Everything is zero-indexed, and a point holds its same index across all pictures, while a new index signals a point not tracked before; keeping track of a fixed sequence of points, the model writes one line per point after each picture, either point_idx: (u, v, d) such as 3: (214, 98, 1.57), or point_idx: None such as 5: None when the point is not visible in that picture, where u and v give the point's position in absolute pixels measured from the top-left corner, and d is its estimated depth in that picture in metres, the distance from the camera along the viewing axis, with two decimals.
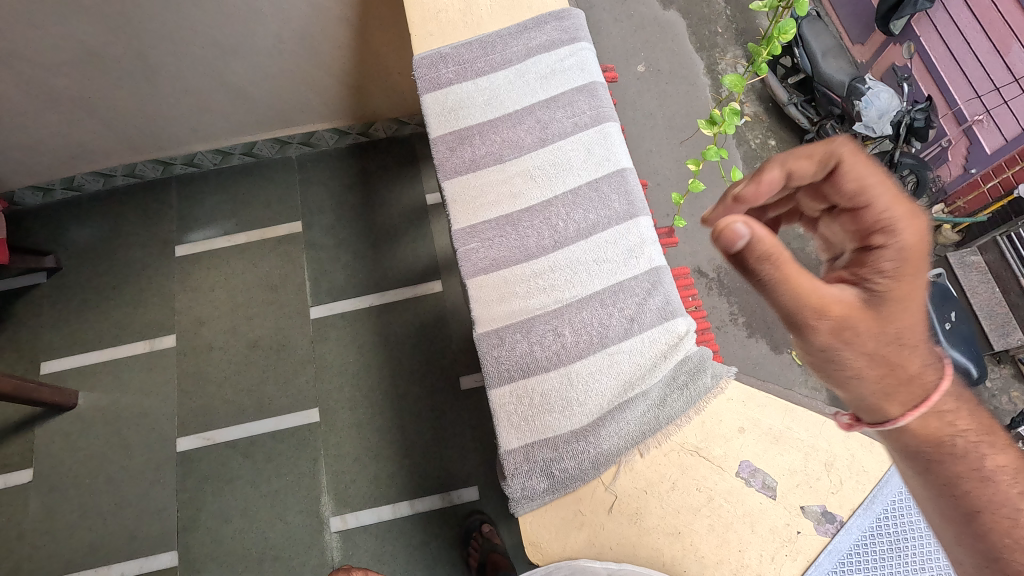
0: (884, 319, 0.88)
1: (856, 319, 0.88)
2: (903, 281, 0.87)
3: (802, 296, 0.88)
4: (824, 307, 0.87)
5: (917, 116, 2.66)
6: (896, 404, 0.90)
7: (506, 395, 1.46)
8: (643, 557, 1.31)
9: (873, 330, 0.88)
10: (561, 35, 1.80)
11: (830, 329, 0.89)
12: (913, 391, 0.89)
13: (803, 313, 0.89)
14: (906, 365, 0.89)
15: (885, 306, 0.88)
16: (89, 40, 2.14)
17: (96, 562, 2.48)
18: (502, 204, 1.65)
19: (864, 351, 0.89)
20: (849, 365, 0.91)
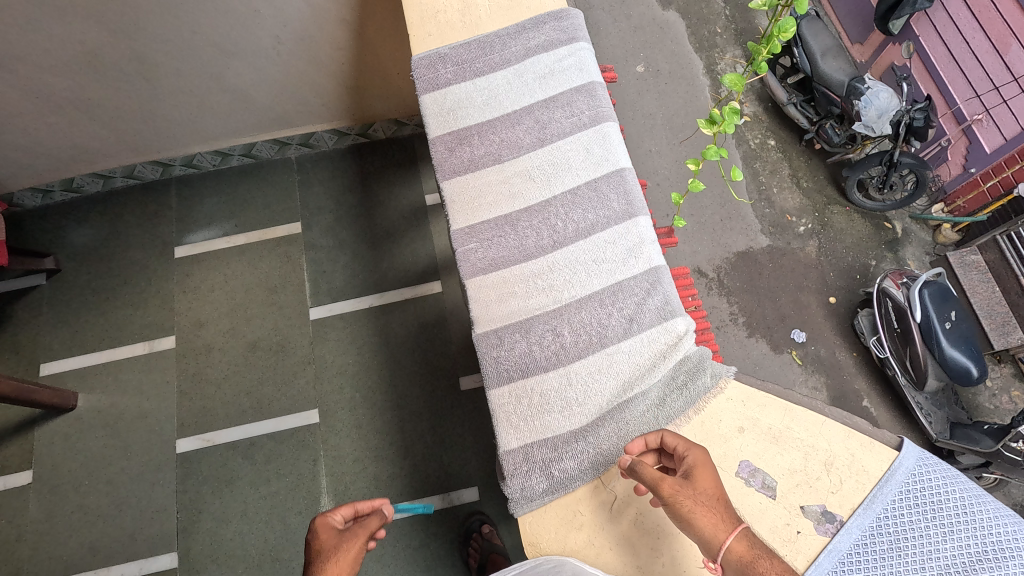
0: (700, 485, 1.16)
1: (681, 489, 1.15)
2: (705, 467, 1.19)
3: (648, 475, 1.18)
4: (663, 482, 1.16)
5: (916, 114, 2.60)
6: (731, 552, 1.09)
7: (505, 396, 1.46)
8: (642, 557, 1.31)
9: (699, 495, 1.15)
10: (559, 35, 1.80)
11: (668, 497, 1.14)
12: (741, 540, 1.10)
13: (654, 488, 1.17)
14: (731, 526, 1.12)
15: (696, 476, 1.17)
16: (89, 41, 2.14)
17: (96, 563, 2.48)
18: (501, 204, 1.65)
19: (696, 510, 1.13)
20: (693, 530, 1.13)
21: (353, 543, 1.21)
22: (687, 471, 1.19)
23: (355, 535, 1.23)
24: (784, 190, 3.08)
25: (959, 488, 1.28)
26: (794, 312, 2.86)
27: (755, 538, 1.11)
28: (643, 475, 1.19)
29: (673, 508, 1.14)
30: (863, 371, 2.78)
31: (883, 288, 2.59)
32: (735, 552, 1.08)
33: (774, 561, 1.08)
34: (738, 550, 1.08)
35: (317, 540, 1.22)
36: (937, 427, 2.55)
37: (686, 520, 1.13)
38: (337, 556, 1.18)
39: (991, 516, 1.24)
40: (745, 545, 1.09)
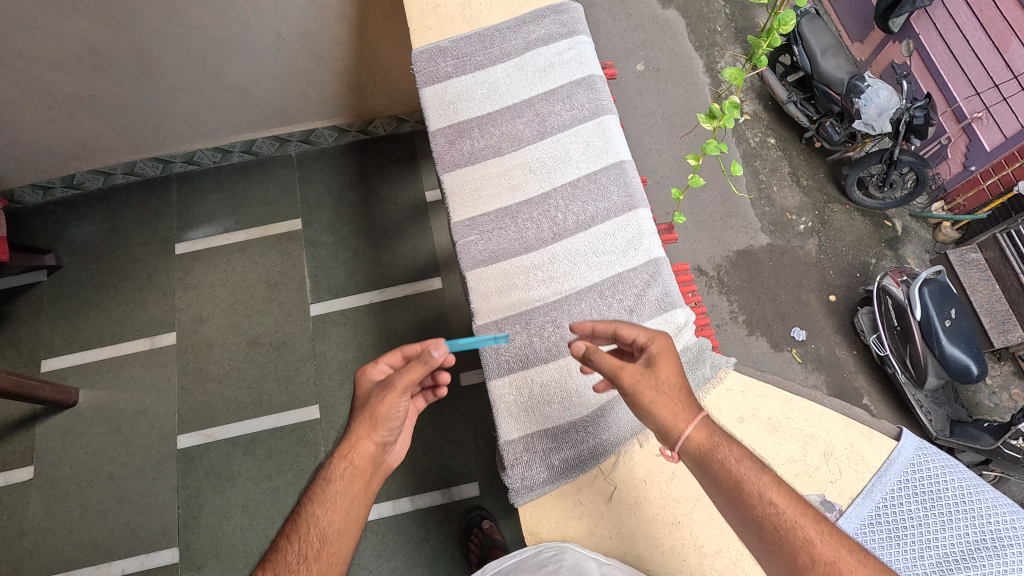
0: (662, 374, 1.12)
1: (640, 377, 1.11)
2: (667, 354, 1.16)
3: (607, 363, 1.15)
4: (622, 370, 1.12)
5: (916, 113, 2.61)
6: (691, 441, 1.05)
7: (505, 386, 1.46)
8: (642, 546, 1.32)
9: (660, 384, 1.11)
10: (559, 29, 1.80)
11: (628, 385, 1.11)
12: (701, 429, 1.06)
13: (613, 376, 1.13)
14: (693, 415, 1.08)
15: (657, 364, 1.13)
16: (90, 37, 2.14)
17: (97, 559, 2.48)
18: (501, 197, 1.66)
19: (656, 399, 1.09)
20: (651, 418, 1.09)
21: (387, 395, 1.13)
22: (650, 360, 1.15)
23: (389, 385, 1.14)
24: (784, 187, 3.09)
25: (957, 477, 1.28)
26: (794, 310, 2.87)
27: (717, 426, 1.08)
28: (601, 363, 1.15)
29: (633, 397, 1.11)
30: (863, 369, 2.79)
31: (883, 285, 2.59)
32: (694, 440, 1.05)
33: (736, 447, 1.05)
34: (697, 439, 1.04)
35: (362, 387, 1.21)
36: (938, 424, 2.55)
37: (645, 409, 1.10)
38: (367, 410, 1.14)
39: (990, 506, 1.26)
40: (706, 434, 1.06)
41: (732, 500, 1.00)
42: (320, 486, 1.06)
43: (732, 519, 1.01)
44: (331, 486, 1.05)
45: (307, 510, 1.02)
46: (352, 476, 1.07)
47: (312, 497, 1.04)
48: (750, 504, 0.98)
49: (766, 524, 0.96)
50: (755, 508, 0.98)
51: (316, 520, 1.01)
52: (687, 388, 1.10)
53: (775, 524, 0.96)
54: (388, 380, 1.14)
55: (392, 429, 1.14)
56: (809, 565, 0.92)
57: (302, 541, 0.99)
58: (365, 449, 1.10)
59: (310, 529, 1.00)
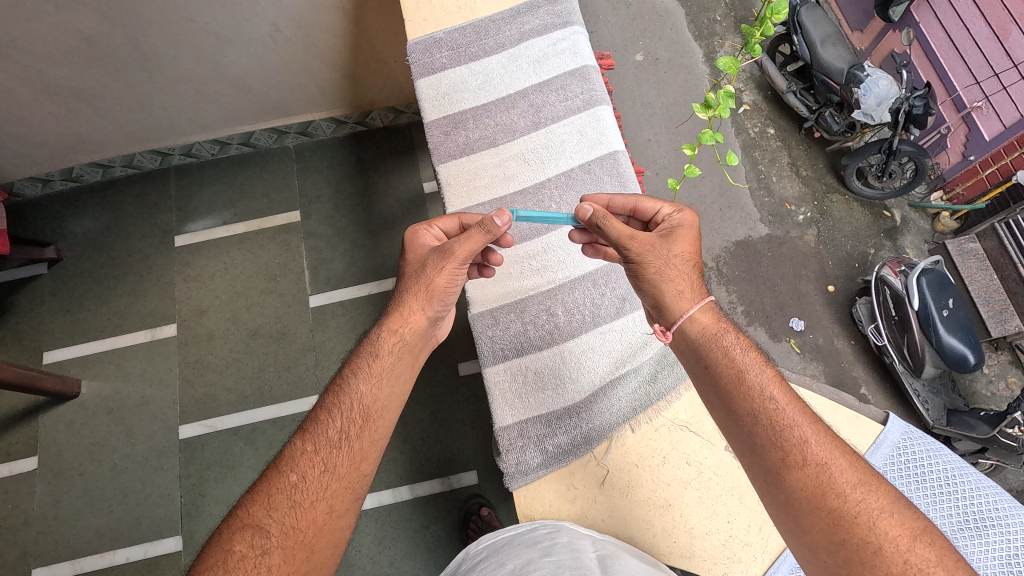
0: (675, 250, 1.24)
1: (652, 249, 1.23)
2: (682, 231, 1.27)
3: (618, 231, 1.24)
4: (634, 238, 1.23)
5: (916, 102, 2.62)
6: (695, 321, 1.18)
7: (500, 374, 1.48)
8: (634, 528, 1.34)
9: (670, 258, 1.23)
10: (553, 19, 1.81)
11: (639, 254, 1.23)
12: (706, 312, 1.19)
13: (623, 243, 1.24)
14: (697, 299, 1.21)
15: (669, 240, 1.24)
16: (86, 30, 2.14)
17: (102, 547, 2.52)
18: (496, 187, 1.67)
19: (664, 271, 1.21)
20: (656, 287, 1.22)
21: (440, 269, 1.28)
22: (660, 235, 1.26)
23: (441, 258, 1.28)
24: (783, 177, 3.10)
25: (942, 460, 1.32)
26: (792, 299, 2.89)
27: (721, 316, 1.21)
28: (611, 231, 1.24)
29: (643, 264, 1.23)
30: (860, 359, 2.81)
31: (881, 276, 2.61)
32: (699, 322, 1.18)
33: (738, 338, 1.18)
34: (703, 321, 1.17)
35: (416, 259, 1.35)
36: (935, 413, 2.57)
37: (652, 279, 1.22)
38: (422, 285, 1.30)
39: (973, 487, 1.29)
40: (710, 319, 1.19)
41: (734, 390, 1.11)
42: (366, 361, 1.24)
43: (727, 405, 1.12)
44: (379, 359, 1.23)
45: (354, 383, 1.20)
46: (400, 349, 1.25)
47: (359, 373, 1.21)
48: (750, 396, 1.09)
49: (762, 417, 1.07)
50: (755, 401, 1.09)
51: (361, 390, 1.19)
52: (697, 270, 1.23)
53: (770, 417, 1.07)
54: (440, 253, 1.28)
55: (440, 304, 1.31)
56: (799, 461, 1.02)
57: (347, 409, 1.17)
58: (415, 321, 1.28)
59: (354, 399, 1.18)
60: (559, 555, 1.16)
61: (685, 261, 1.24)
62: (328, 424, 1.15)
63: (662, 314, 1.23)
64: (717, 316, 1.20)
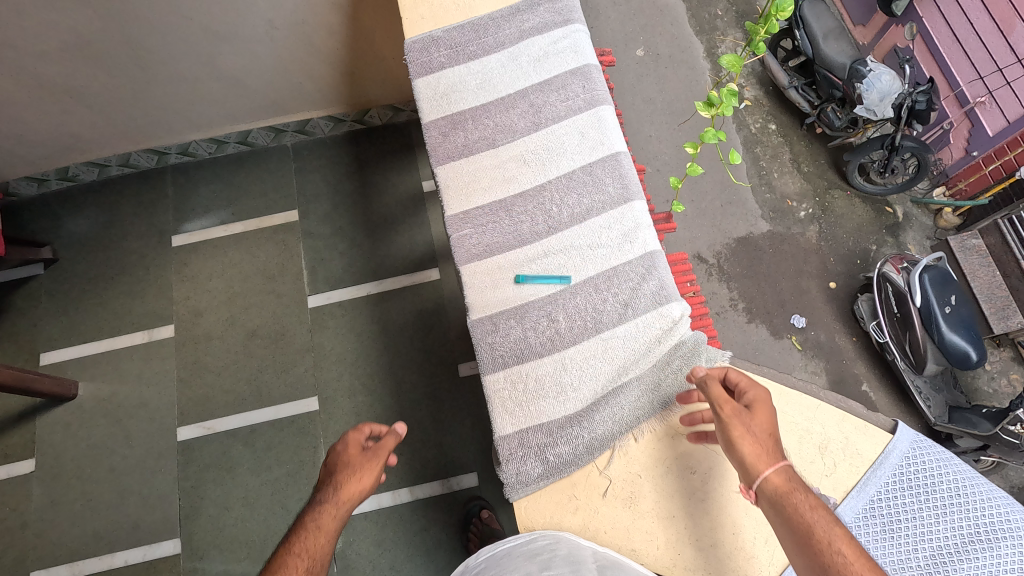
0: (757, 419, 1.20)
1: (736, 415, 1.20)
2: (765, 403, 1.22)
3: (714, 393, 1.24)
4: (725, 402, 1.22)
5: (919, 97, 2.56)
6: (768, 482, 1.12)
7: (500, 382, 1.46)
8: (637, 541, 1.32)
9: (752, 426, 1.19)
10: (554, 18, 1.78)
11: (724, 416, 1.20)
12: (780, 473, 1.12)
13: (714, 405, 1.22)
14: (774, 461, 1.14)
15: (755, 410, 1.21)
16: (80, 28, 2.11)
17: (99, 550, 2.50)
18: (494, 189, 1.64)
19: (743, 436, 1.17)
20: (735, 454, 1.17)
21: (372, 465, 1.23)
22: (749, 401, 1.23)
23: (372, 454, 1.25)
24: (784, 173, 3.06)
25: (952, 470, 1.29)
26: (794, 297, 2.86)
27: (796, 476, 1.13)
28: (710, 390, 1.25)
29: (724, 427, 1.19)
30: (862, 356, 2.78)
31: (883, 272, 2.59)
32: (771, 482, 1.11)
33: (812, 495, 1.09)
34: (775, 482, 1.10)
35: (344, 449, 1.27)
36: (936, 410, 2.54)
37: (731, 440, 1.18)
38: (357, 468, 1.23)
39: (986, 497, 1.27)
40: (783, 478, 1.12)
41: (801, 540, 1.04)
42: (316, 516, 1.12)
43: (797, 560, 1.04)
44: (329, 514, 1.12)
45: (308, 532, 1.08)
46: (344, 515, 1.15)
47: (313, 523, 1.10)
48: (818, 550, 1.01)
49: (832, 569, 0.99)
50: (823, 553, 1.01)
51: (318, 543, 1.07)
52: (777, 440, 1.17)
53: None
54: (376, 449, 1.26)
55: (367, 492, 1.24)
56: None
57: (311, 551, 1.05)
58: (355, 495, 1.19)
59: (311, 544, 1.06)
60: (558, 568, 1.15)
61: (771, 430, 1.19)
62: (293, 566, 1.01)
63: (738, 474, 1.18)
64: (791, 474, 1.12)
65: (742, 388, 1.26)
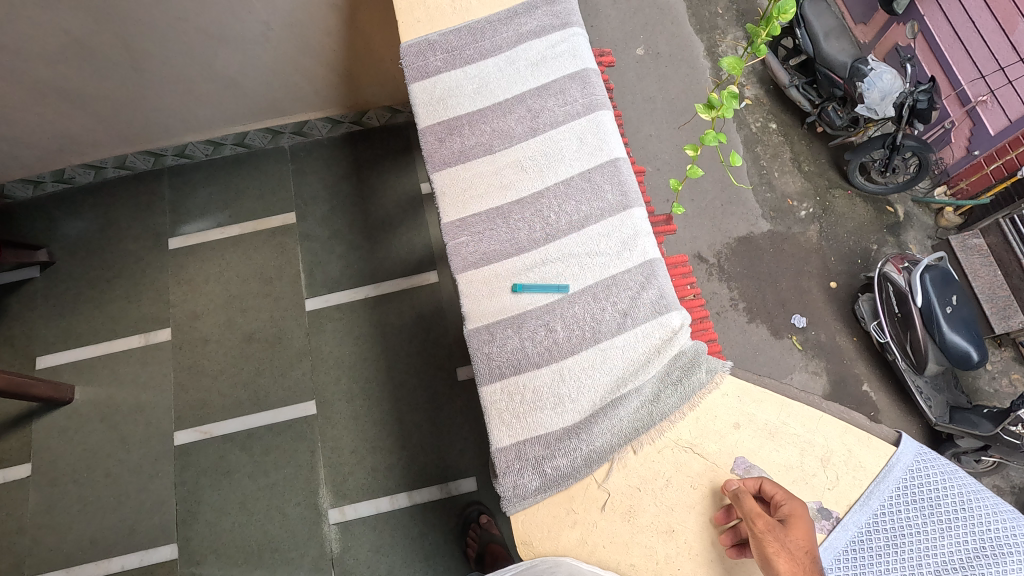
0: (793, 535, 1.19)
1: (772, 530, 1.19)
2: (801, 517, 1.21)
3: (748, 506, 1.23)
4: (760, 517, 1.21)
5: (919, 97, 2.53)
6: None
7: (497, 393, 1.44)
8: (636, 555, 1.31)
9: (788, 542, 1.18)
10: (551, 21, 1.76)
11: (758, 532, 1.19)
12: None
13: (748, 519, 1.21)
14: None
15: (792, 526, 1.19)
16: (73, 29, 2.08)
17: (96, 556, 2.49)
18: (491, 196, 1.62)
19: (779, 554, 1.16)
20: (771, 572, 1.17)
21: None
22: (785, 518, 1.22)
23: None
24: (784, 173, 3.04)
25: (957, 483, 1.28)
26: (795, 298, 2.83)
27: None
28: (744, 503, 1.23)
29: (758, 542, 1.19)
30: (863, 356, 2.76)
31: (884, 272, 2.56)
32: None
33: None
34: None
35: None
36: (937, 410, 2.52)
37: (767, 558, 1.17)
38: None
39: (990, 512, 1.25)
40: None
41: None
42: None
43: None
44: None
45: None
46: None
47: None
48: None
49: None
50: None
51: None
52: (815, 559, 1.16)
53: None
54: None
55: None
56: None
57: None
58: None
59: None
60: None
61: (808, 547, 1.18)
62: None
63: None
64: None
65: (777, 500, 1.24)
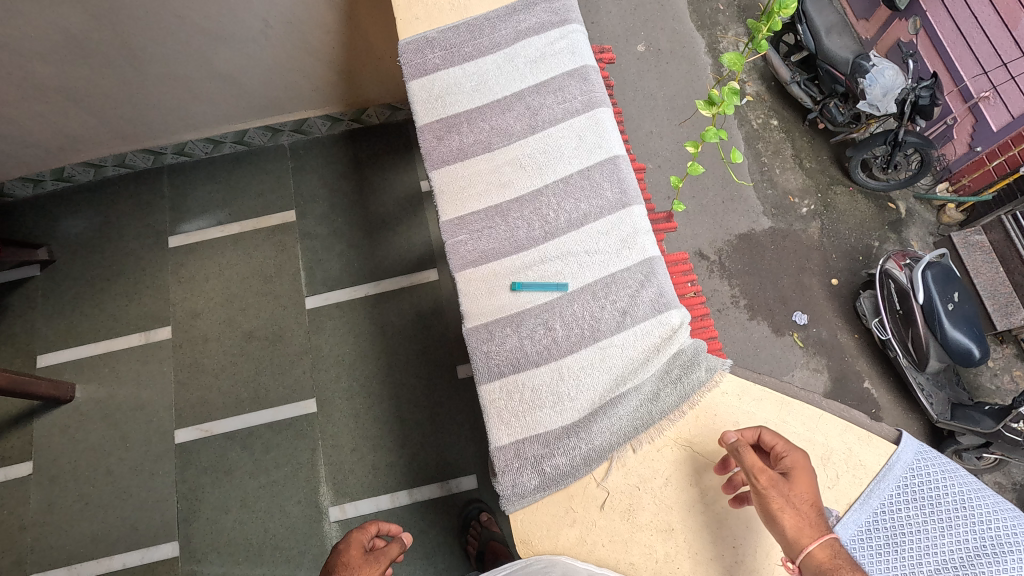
0: (797, 489, 1.20)
1: (776, 484, 1.19)
2: (802, 468, 1.22)
3: (749, 461, 1.21)
4: (763, 472, 1.20)
5: (922, 93, 2.50)
6: (812, 556, 1.14)
7: (495, 392, 1.44)
8: (635, 554, 1.31)
9: (792, 496, 1.19)
10: (550, 18, 1.75)
11: (763, 489, 1.19)
12: (824, 547, 1.14)
13: (751, 474, 1.21)
14: (817, 532, 1.16)
15: (794, 479, 1.20)
16: (71, 28, 2.08)
17: (98, 553, 2.49)
18: (490, 194, 1.61)
19: (785, 508, 1.17)
20: (776, 527, 1.18)
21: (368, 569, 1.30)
22: (786, 471, 1.22)
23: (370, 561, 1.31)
24: (786, 169, 3.03)
25: (958, 482, 1.28)
26: (796, 295, 2.83)
27: (838, 549, 1.15)
28: (746, 458, 1.22)
29: (763, 499, 1.19)
30: (863, 353, 2.75)
31: (885, 269, 2.56)
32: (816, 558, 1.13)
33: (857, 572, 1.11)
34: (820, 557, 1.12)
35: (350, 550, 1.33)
36: (938, 407, 2.50)
37: (772, 515, 1.18)
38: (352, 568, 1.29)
39: (991, 511, 1.25)
40: (827, 552, 1.14)
41: None
42: None
43: None
44: None
45: None
46: None
47: None
48: None
49: None
50: None
51: None
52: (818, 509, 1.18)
53: None
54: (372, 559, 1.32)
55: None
56: None
57: None
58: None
59: None
60: None
61: (810, 498, 1.20)
62: None
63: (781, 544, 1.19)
64: (835, 547, 1.14)
65: (778, 453, 1.24)
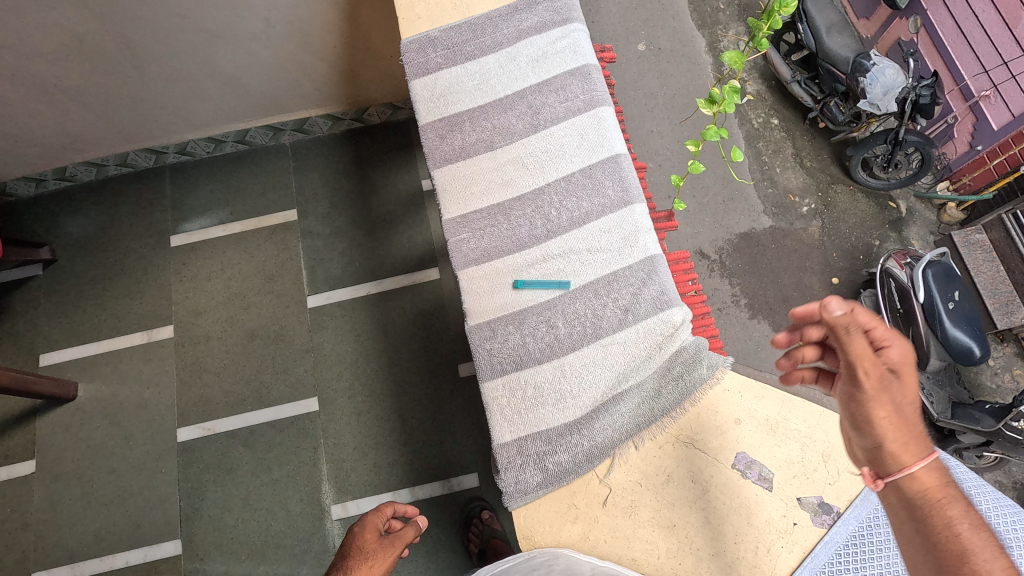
0: (905, 396, 0.95)
1: (879, 387, 0.95)
2: (916, 369, 0.95)
3: (858, 349, 0.95)
4: (869, 365, 0.95)
5: (922, 92, 2.53)
6: (911, 477, 0.90)
7: (498, 389, 1.45)
8: (637, 550, 1.32)
9: (899, 402, 0.94)
10: (552, 17, 1.76)
11: (865, 388, 0.95)
12: (931, 470, 0.90)
13: (852, 366, 0.96)
14: (924, 451, 0.92)
15: (903, 383, 0.95)
16: (73, 27, 2.08)
17: (100, 551, 2.50)
18: (492, 193, 1.62)
19: (885, 413, 0.94)
20: (869, 433, 0.96)
21: (383, 552, 1.31)
22: (894, 372, 0.96)
23: (384, 545, 1.33)
24: (786, 168, 3.03)
25: (957, 479, 1.29)
26: (797, 294, 2.83)
27: (948, 476, 0.91)
28: (853, 345, 0.95)
29: (865, 400, 0.95)
30: None
31: (886, 267, 2.56)
32: (915, 478, 0.90)
33: (969, 510, 0.87)
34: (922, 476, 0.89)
35: (364, 534, 1.35)
36: (939, 405, 2.50)
37: (869, 418, 0.95)
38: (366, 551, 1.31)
39: (991, 507, 1.26)
40: (935, 478, 0.90)
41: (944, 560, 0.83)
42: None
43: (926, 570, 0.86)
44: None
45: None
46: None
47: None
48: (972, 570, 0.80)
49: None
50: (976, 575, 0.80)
51: None
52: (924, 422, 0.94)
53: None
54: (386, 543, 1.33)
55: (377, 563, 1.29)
56: None
57: None
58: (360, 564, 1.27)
59: None
60: None
61: (912, 409, 0.95)
62: None
63: (871, 456, 0.96)
64: (944, 470, 0.90)
65: (886, 350, 0.97)
